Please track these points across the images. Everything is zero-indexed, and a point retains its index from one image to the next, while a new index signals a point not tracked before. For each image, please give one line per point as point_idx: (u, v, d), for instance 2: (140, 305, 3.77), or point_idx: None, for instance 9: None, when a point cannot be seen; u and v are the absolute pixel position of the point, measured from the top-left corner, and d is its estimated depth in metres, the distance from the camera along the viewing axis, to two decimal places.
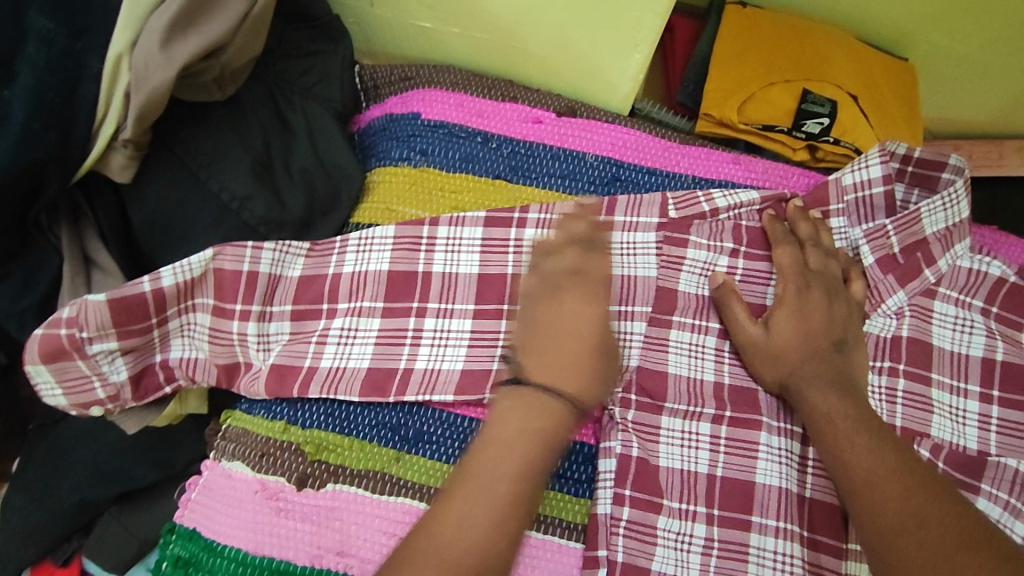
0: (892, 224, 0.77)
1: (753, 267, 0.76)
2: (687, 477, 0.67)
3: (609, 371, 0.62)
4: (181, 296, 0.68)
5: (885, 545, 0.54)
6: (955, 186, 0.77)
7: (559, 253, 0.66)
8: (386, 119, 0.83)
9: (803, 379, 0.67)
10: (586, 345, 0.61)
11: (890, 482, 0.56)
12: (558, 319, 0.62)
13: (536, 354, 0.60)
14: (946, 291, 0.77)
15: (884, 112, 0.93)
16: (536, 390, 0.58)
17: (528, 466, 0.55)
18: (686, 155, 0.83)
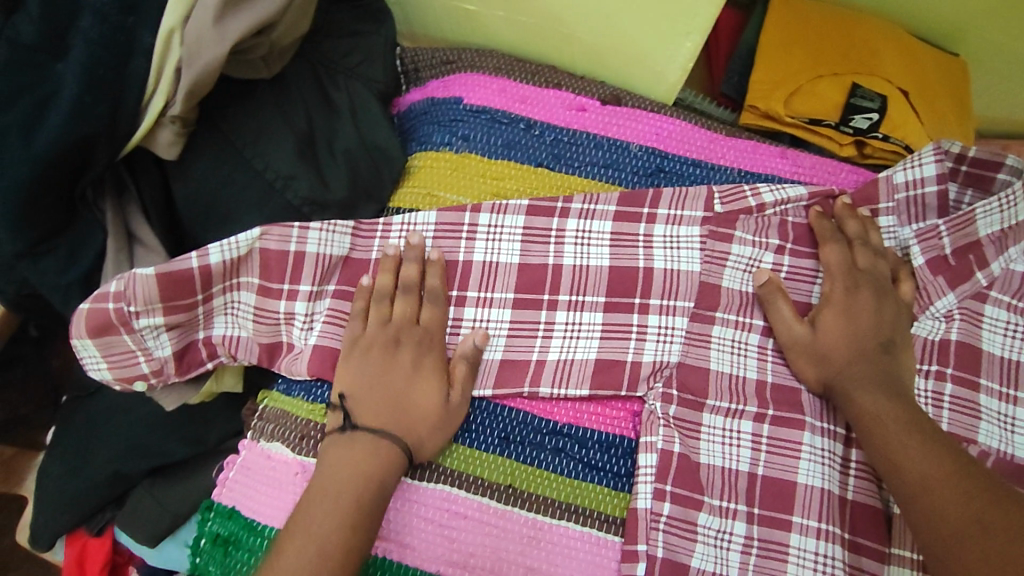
0: (945, 225, 0.76)
1: (798, 265, 0.75)
2: (728, 475, 0.66)
3: (451, 419, 0.65)
4: (226, 274, 0.68)
5: (948, 554, 0.52)
6: (1015, 187, 0.74)
7: (386, 300, 0.68)
8: (428, 103, 0.82)
9: (851, 385, 0.65)
10: (431, 396, 0.64)
11: (947, 486, 0.55)
12: (389, 372, 0.64)
13: (372, 403, 0.63)
14: (998, 295, 0.75)
15: (935, 109, 0.90)
16: (370, 433, 0.61)
17: (365, 506, 0.57)
18: (732, 147, 0.82)
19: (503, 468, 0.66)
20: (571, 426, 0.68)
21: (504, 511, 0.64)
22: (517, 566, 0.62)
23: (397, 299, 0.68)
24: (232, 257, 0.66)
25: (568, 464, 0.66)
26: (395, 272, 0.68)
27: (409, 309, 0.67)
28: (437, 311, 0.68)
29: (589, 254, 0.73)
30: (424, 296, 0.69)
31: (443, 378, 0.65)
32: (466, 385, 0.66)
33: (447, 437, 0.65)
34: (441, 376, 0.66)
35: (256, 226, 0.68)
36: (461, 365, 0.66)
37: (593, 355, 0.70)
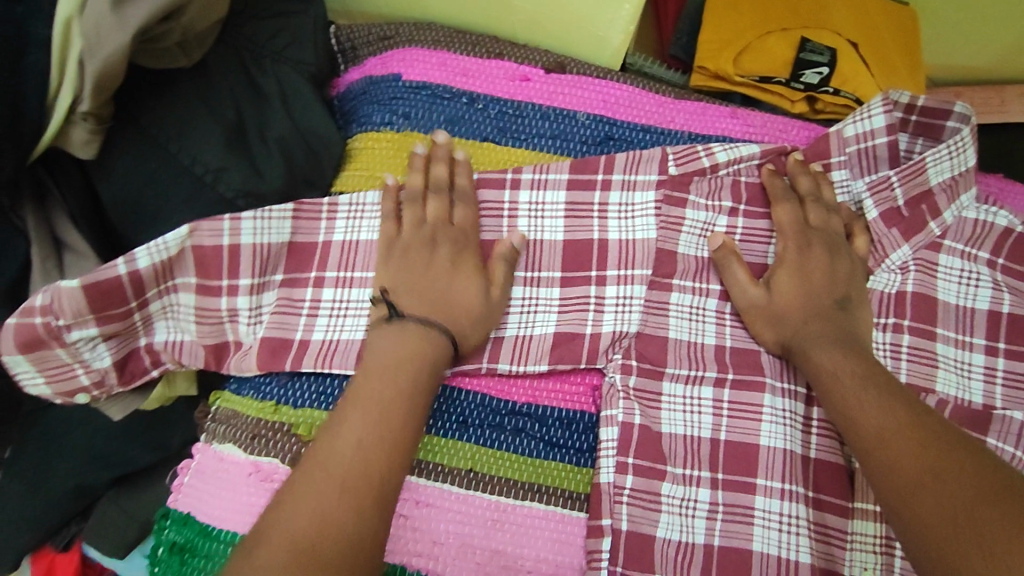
0: (897, 175, 0.74)
1: (753, 226, 0.74)
2: (690, 442, 0.65)
3: (491, 318, 0.65)
4: (159, 277, 0.65)
5: (899, 499, 0.51)
6: (962, 134, 0.74)
7: (419, 201, 0.68)
8: (366, 82, 0.79)
9: (809, 343, 0.65)
10: (471, 289, 0.64)
11: (900, 436, 0.54)
12: (430, 266, 0.65)
13: (416, 297, 0.63)
14: (952, 243, 0.74)
15: (884, 60, 0.88)
16: (418, 322, 0.61)
17: (417, 392, 0.57)
18: (682, 110, 0.80)
19: (462, 453, 0.64)
20: (529, 405, 0.67)
21: (466, 496, 0.63)
22: (482, 550, 0.61)
23: (430, 199, 0.68)
24: (163, 259, 0.64)
25: (529, 443, 0.65)
26: (424, 173, 0.69)
27: (440, 212, 0.68)
28: (470, 211, 0.69)
29: (544, 228, 0.72)
30: (457, 195, 0.69)
31: (481, 275, 0.66)
32: (506, 281, 0.67)
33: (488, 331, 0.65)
34: (480, 275, 0.66)
35: (184, 224, 0.65)
36: (499, 264, 0.67)
37: (552, 326, 0.69)
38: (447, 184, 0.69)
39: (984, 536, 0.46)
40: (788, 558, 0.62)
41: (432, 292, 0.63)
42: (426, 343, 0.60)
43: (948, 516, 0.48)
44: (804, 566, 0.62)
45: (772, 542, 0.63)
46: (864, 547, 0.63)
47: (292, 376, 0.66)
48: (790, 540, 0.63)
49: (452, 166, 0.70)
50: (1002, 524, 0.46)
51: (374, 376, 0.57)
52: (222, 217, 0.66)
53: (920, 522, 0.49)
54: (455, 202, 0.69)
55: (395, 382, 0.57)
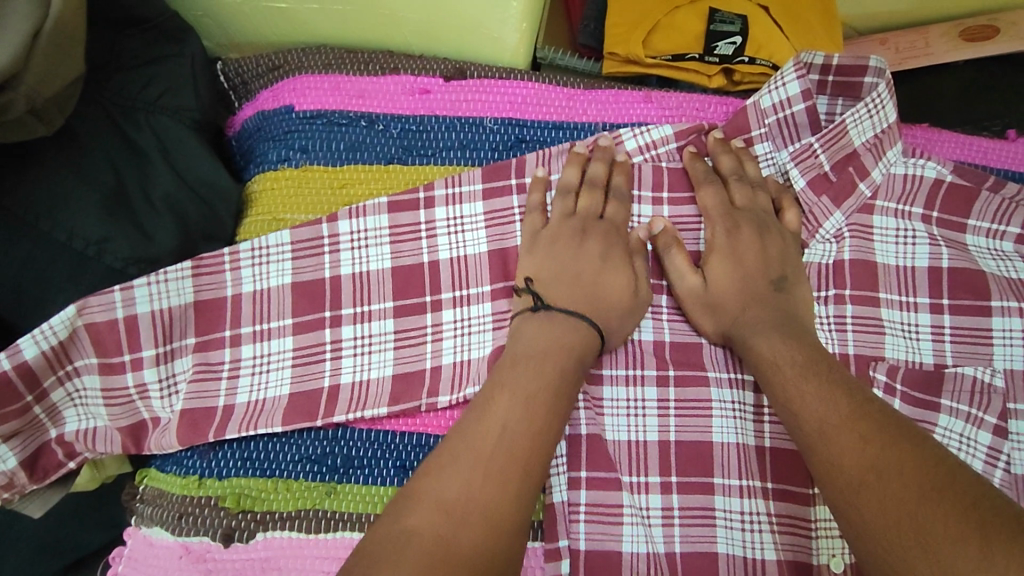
0: (819, 141, 0.71)
1: (679, 215, 0.71)
2: (637, 450, 0.63)
3: (638, 311, 0.63)
4: (55, 364, 0.61)
5: (845, 499, 0.49)
6: (879, 89, 0.70)
7: (573, 194, 0.67)
8: (259, 118, 0.74)
9: (749, 331, 0.62)
10: (622, 285, 0.62)
11: (843, 430, 0.52)
12: (581, 255, 0.63)
13: (560, 288, 0.61)
14: (885, 203, 0.72)
15: (800, 21, 0.84)
16: (570, 312, 0.59)
17: (567, 375, 0.55)
18: (593, 100, 0.74)
19: None
20: None
21: None
22: None
23: (583, 191, 0.67)
24: (54, 344, 0.60)
25: None
26: (580, 171, 0.68)
27: (593, 204, 0.66)
28: (623, 207, 0.67)
29: (465, 243, 0.67)
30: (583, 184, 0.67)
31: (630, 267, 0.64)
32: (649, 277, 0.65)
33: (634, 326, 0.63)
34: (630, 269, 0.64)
35: (71, 303, 0.60)
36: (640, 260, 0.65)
37: (489, 340, 0.64)
38: (583, 174, 0.68)
39: (932, 542, 0.42)
40: (753, 557, 0.60)
41: (579, 285, 0.62)
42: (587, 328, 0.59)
43: (891, 519, 0.45)
44: (771, 564, 0.60)
45: (736, 543, 0.60)
46: (829, 534, 0.60)
47: (214, 446, 0.62)
48: (752, 539, 0.60)
49: (582, 162, 0.68)
50: (943, 522, 0.43)
51: (532, 357, 0.56)
52: (112, 289, 0.61)
53: (863, 527, 0.47)
54: (610, 197, 0.67)
55: (552, 365, 0.55)
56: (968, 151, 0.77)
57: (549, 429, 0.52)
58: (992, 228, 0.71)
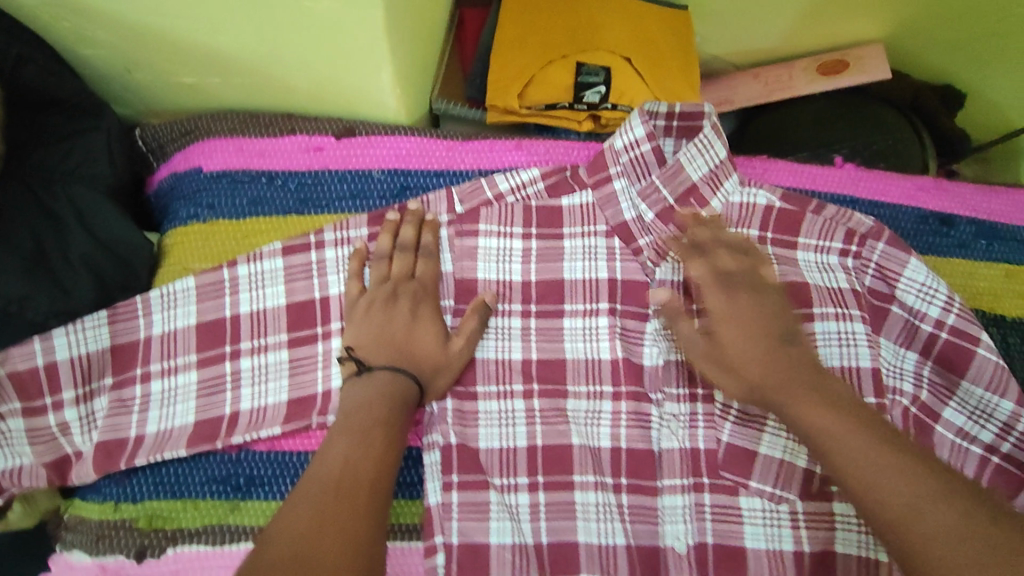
0: (660, 178, 0.82)
1: (546, 248, 0.80)
2: (507, 453, 0.71)
3: (453, 365, 0.71)
4: None
5: (866, 492, 0.56)
6: (704, 132, 0.82)
7: (384, 260, 0.75)
8: (173, 179, 0.83)
9: (769, 345, 0.67)
10: (432, 338, 0.71)
11: (851, 435, 0.59)
12: (392, 320, 0.71)
13: (377, 346, 0.70)
14: (725, 228, 0.82)
15: (658, 69, 0.95)
16: (386, 368, 0.68)
17: (391, 420, 0.64)
18: (470, 150, 0.84)
19: None
20: None
21: None
22: None
23: (396, 256, 0.75)
24: None
25: None
26: (392, 237, 0.76)
27: (406, 266, 0.75)
28: (432, 264, 0.76)
29: None
30: (419, 251, 0.76)
31: (439, 322, 0.73)
32: (472, 336, 0.73)
33: (452, 378, 0.71)
34: (441, 324, 0.73)
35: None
36: (471, 320, 0.73)
37: None
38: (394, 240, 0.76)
39: (945, 535, 0.51)
40: (607, 543, 0.69)
41: (390, 344, 0.70)
42: (396, 372, 0.67)
43: (912, 510, 0.53)
44: (621, 548, 0.69)
45: (592, 532, 0.69)
46: (675, 518, 0.70)
47: (129, 474, 0.70)
48: (606, 527, 0.69)
49: (394, 229, 0.77)
50: (956, 516, 0.52)
51: (358, 410, 0.64)
52: (34, 339, 0.71)
53: (891, 522, 0.54)
54: (421, 256, 0.76)
55: (373, 412, 0.64)
56: (799, 179, 0.85)
57: (394, 433, 0.63)
58: (819, 245, 0.82)
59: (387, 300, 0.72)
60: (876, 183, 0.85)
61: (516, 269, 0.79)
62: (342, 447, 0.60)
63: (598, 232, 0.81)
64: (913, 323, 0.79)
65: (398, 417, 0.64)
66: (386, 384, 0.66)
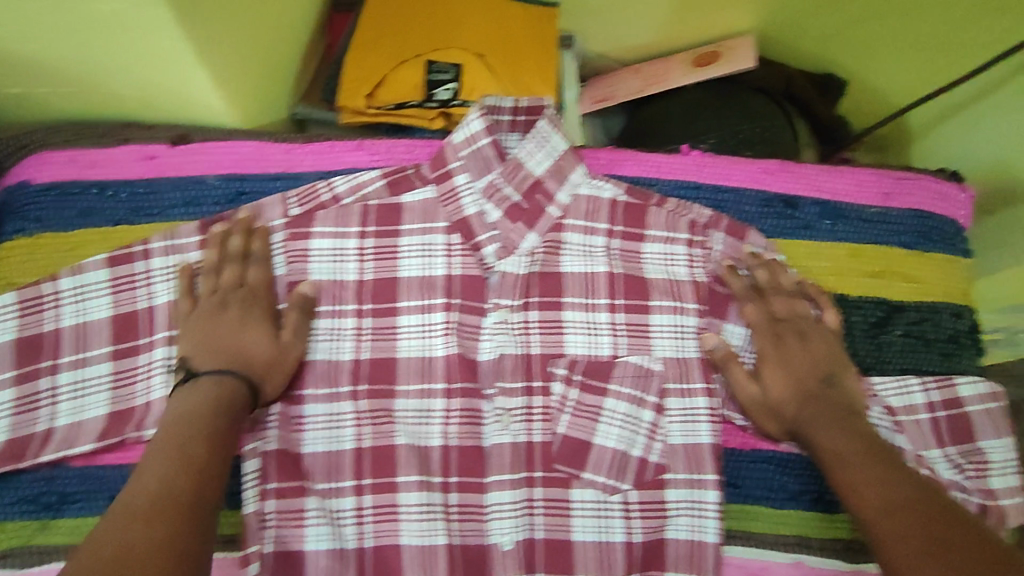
0: (500, 177, 0.80)
1: (382, 246, 0.79)
2: (332, 456, 0.71)
3: (287, 358, 0.70)
4: None
5: (879, 522, 0.58)
6: (539, 125, 0.79)
7: (214, 271, 0.73)
8: (5, 194, 0.81)
9: (812, 389, 0.71)
10: (262, 337, 0.69)
11: (857, 465, 0.63)
12: (223, 321, 0.69)
13: (208, 351, 0.67)
14: (573, 222, 0.80)
15: (512, 64, 0.94)
16: (213, 371, 0.65)
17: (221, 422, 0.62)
18: (308, 152, 0.83)
19: None
20: None
21: None
22: None
23: (225, 267, 0.73)
24: None
25: None
26: (221, 250, 0.74)
27: (235, 276, 0.73)
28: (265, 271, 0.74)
29: None
30: (249, 259, 0.74)
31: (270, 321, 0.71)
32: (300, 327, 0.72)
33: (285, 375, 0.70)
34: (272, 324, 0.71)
35: None
36: (293, 314, 0.72)
37: None
38: (223, 253, 0.73)
39: (920, 537, 0.54)
40: (427, 543, 0.69)
41: (221, 348, 0.67)
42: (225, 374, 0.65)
43: (906, 530, 0.56)
44: (441, 548, 0.69)
45: (413, 534, 0.69)
46: (501, 515, 0.70)
47: None
48: (427, 527, 0.69)
49: (222, 239, 0.74)
50: (958, 531, 0.54)
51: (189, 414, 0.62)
52: None
53: (889, 536, 0.56)
54: (251, 262, 0.74)
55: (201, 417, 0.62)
56: (643, 168, 0.84)
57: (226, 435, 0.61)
58: (668, 236, 0.80)
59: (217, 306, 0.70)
60: (721, 168, 0.84)
61: (351, 269, 0.78)
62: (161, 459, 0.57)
63: (437, 229, 0.80)
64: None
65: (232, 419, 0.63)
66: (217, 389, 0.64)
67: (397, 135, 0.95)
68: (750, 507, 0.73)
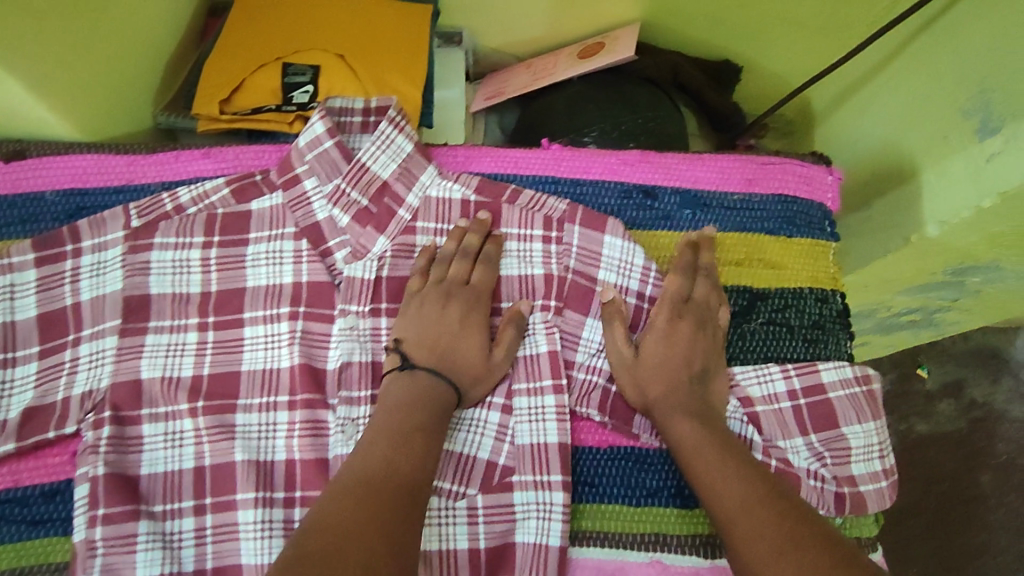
0: (345, 181, 0.77)
1: (226, 255, 0.77)
2: (170, 477, 0.69)
3: (419, 380, 0.69)
4: None
5: (731, 521, 0.60)
6: (383, 126, 0.78)
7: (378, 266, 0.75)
8: None
9: (677, 378, 0.71)
10: (471, 345, 0.72)
11: (712, 461, 0.65)
12: (422, 316, 0.72)
13: (422, 346, 0.71)
14: (424, 223, 0.79)
15: (375, 66, 0.92)
16: (429, 371, 0.69)
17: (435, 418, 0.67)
18: (152, 163, 0.80)
19: None
20: (9, 489, 0.68)
21: None
22: None
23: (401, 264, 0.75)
24: None
25: (7, 528, 0.67)
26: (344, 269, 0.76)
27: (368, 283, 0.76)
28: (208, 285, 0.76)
29: (14, 310, 0.73)
30: None
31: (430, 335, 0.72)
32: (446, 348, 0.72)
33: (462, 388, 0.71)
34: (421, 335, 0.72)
35: None
36: (473, 322, 0.73)
37: (27, 399, 0.71)
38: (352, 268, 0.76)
39: (770, 536, 0.57)
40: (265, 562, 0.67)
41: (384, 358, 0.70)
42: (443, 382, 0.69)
43: (758, 528, 0.58)
44: None
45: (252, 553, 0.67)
46: None
47: None
48: (265, 545, 0.67)
49: None
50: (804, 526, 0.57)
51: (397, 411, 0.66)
52: None
53: (743, 536, 0.59)
54: None
55: (418, 409, 0.66)
56: (501, 163, 0.83)
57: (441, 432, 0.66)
58: (522, 233, 0.78)
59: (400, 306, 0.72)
60: (579, 162, 0.83)
61: (195, 281, 0.76)
62: (381, 448, 0.63)
63: (285, 235, 0.78)
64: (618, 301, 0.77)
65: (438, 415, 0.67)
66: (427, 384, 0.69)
67: (259, 141, 0.92)
68: (607, 506, 0.71)
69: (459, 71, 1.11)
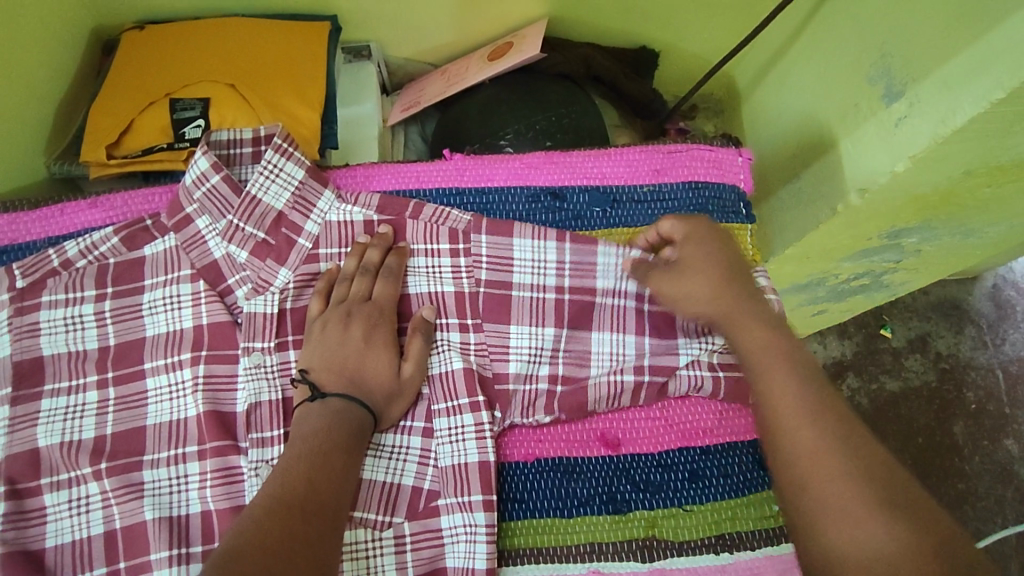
0: (238, 217, 0.74)
1: (121, 306, 0.73)
2: (78, 546, 0.66)
3: (406, 390, 0.69)
4: None
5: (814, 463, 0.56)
6: (269, 156, 0.74)
7: (345, 280, 0.72)
8: None
9: (722, 289, 0.68)
10: (383, 366, 0.68)
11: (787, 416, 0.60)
12: (345, 342, 0.68)
13: (333, 371, 0.67)
14: (327, 250, 0.76)
15: (268, 93, 0.89)
16: (339, 395, 0.65)
17: (349, 444, 0.62)
18: (34, 219, 0.76)
19: None
20: None
21: None
22: None
23: (357, 277, 0.72)
24: None
25: None
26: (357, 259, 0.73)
27: (363, 288, 0.72)
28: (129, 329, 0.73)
29: None
30: None
31: (392, 348, 0.70)
32: (421, 356, 0.70)
33: (403, 404, 0.69)
34: (395, 348, 0.70)
35: None
36: (415, 340, 0.71)
37: None
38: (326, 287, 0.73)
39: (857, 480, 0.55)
40: None
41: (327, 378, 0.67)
42: (358, 405, 0.65)
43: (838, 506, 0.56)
44: None
45: None
46: None
47: None
48: None
49: None
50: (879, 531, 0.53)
51: (313, 435, 0.62)
52: None
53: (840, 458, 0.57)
54: None
55: (328, 436, 0.62)
56: (404, 179, 0.81)
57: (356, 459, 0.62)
58: (429, 247, 0.76)
59: (339, 326, 0.69)
60: (482, 169, 0.81)
61: (91, 337, 0.73)
62: (301, 468, 0.59)
63: (181, 278, 0.74)
64: (537, 299, 0.74)
65: (350, 439, 0.63)
66: (341, 404, 0.65)
67: (158, 182, 0.90)
68: (540, 520, 0.70)
69: (368, 86, 1.08)
